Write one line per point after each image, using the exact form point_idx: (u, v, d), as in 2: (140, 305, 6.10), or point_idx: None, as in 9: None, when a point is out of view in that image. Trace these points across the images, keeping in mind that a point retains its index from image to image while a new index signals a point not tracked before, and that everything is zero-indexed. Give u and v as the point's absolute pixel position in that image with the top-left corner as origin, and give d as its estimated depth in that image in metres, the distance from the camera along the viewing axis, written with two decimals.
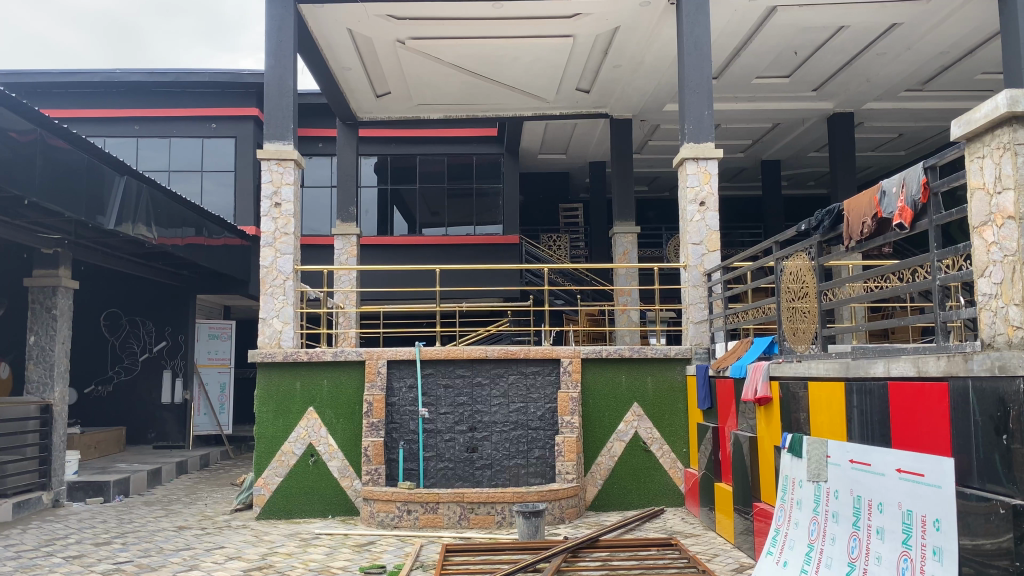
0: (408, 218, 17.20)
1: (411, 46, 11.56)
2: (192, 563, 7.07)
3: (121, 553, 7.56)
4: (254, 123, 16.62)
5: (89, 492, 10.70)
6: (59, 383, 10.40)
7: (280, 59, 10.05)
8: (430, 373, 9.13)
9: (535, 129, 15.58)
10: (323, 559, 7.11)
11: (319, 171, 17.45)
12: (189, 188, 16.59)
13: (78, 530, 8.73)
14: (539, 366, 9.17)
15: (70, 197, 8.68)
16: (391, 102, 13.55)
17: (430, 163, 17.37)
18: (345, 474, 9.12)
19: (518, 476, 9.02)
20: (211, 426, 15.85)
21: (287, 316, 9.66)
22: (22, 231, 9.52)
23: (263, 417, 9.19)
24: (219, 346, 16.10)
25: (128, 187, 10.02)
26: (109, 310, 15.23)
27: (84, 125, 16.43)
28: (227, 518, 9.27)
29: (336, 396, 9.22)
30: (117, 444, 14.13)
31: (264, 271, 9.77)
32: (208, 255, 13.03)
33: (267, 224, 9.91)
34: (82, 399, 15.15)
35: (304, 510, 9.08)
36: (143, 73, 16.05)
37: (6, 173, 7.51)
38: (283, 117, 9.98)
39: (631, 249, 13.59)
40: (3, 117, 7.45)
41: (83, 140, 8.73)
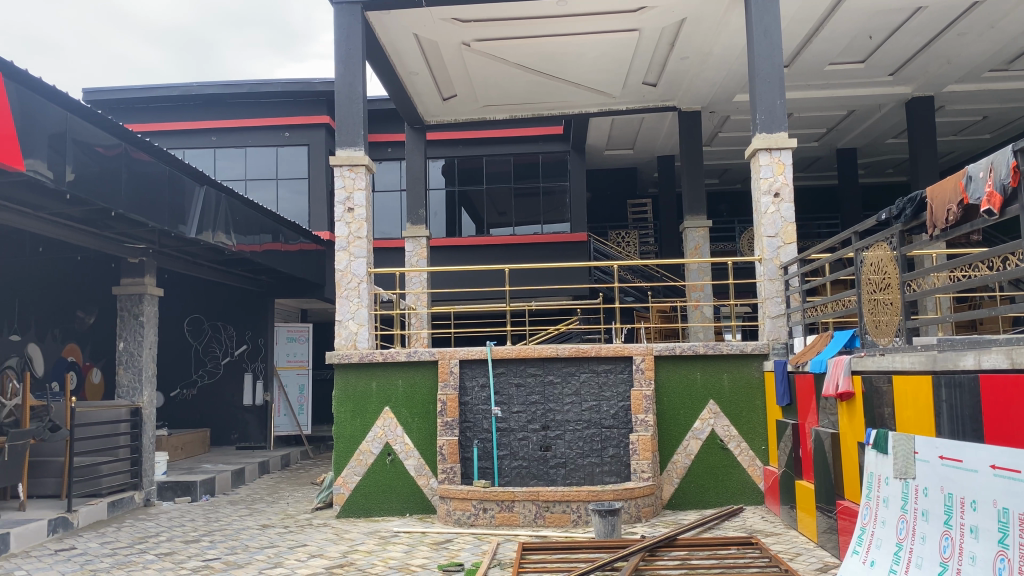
0: (476, 218, 17.34)
1: (476, 48, 11.63)
2: (276, 560, 7.26)
3: (208, 551, 7.81)
4: (326, 131, 16.97)
5: (178, 492, 11.12)
6: (147, 387, 10.81)
7: (348, 67, 10.25)
8: (501, 372, 9.18)
9: (602, 125, 15.51)
10: (403, 556, 7.21)
11: (389, 176, 17.74)
12: (264, 196, 17.05)
13: (168, 529, 9.06)
14: (611, 364, 9.11)
15: (153, 208, 9.02)
16: (457, 105, 13.65)
17: (497, 163, 17.47)
18: (421, 472, 9.23)
19: (592, 475, 8.97)
20: (291, 426, 16.18)
21: (362, 318, 9.85)
22: (110, 242, 9.95)
23: (341, 418, 9.39)
24: (297, 349, 16.47)
25: (207, 197, 10.35)
26: (192, 316, 15.79)
27: (165, 138, 17.05)
28: (308, 517, 9.48)
29: (410, 396, 9.36)
30: (202, 445, 14.63)
31: (339, 275, 9.99)
32: (284, 260, 13.37)
33: (341, 228, 10.13)
34: (169, 402, 15.74)
35: (382, 509, 9.23)
36: (218, 85, 16.58)
37: (93, 188, 7.85)
38: (353, 124, 10.18)
39: (703, 243, 13.37)
40: (89, 134, 7.77)
41: (163, 152, 9.05)
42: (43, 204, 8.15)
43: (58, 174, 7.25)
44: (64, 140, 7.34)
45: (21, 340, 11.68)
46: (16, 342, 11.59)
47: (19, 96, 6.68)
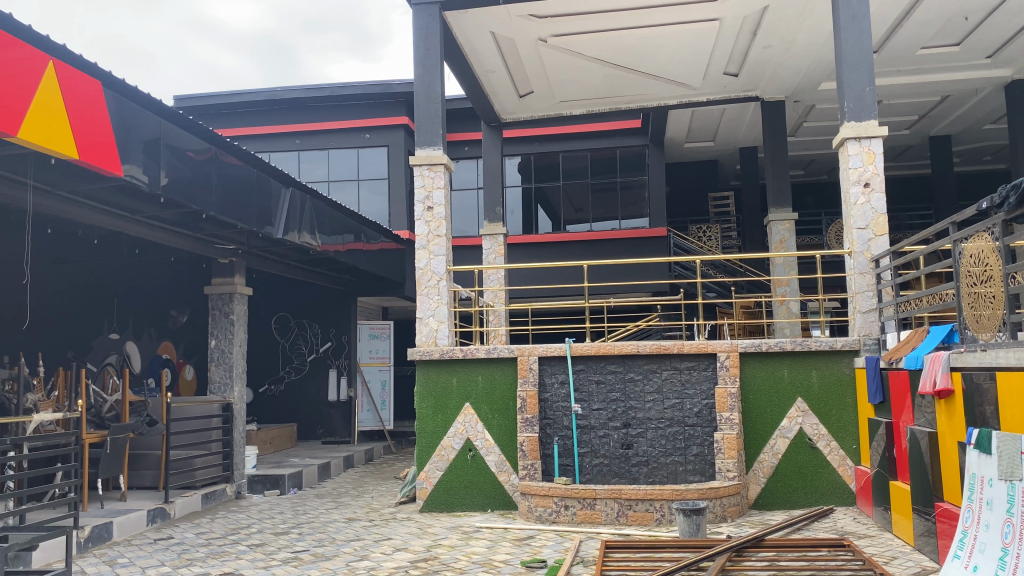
0: (553, 215, 17.32)
1: (553, 44, 11.60)
2: (363, 553, 7.40)
3: (298, 542, 8.03)
4: (404, 132, 17.20)
5: (267, 485, 11.45)
6: (237, 383, 11.13)
7: (427, 67, 10.37)
8: (581, 369, 9.14)
9: (681, 117, 15.26)
10: (486, 552, 7.26)
11: (466, 174, 17.88)
12: (346, 197, 17.40)
13: (259, 521, 9.34)
14: (694, 362, 8.95)
15: (243, 209, 9.34)
16: (534, 102, 13.64)
17: (575, 159, 17.40)
18: (502, 468, 9.26)
19: (675, 474, 8.83)
20: (375, 421, 16.17)
21: (441, 315, 9.95)
22: (202, 243, 10.35)
23: (423, 413, 9.51)
24: (379, 346, 16.58)
25: (293, 198, 10.64)
26: (279, 314, 16.32)
27: (252, 142, 17.59)
28: (393, 510, 9.64)
29: (491, 392, 9.40)
30: (290, 440, 15.05)
31: (419, 272, 10.12)
32: (366, 258, 13.62)
33: (420, 228, 10.27)
34: (258, 397, 16.26)
35: (464, 504, 9.28)
36: (301, 89, 17.02)
37: (186, 192, 8.17)
38: (431, 124, 10.30)
39: (789, 236, 13.05)
40: (183, 139, 8.07)
41: (251, 155, 9.34)
42: (140, 208, 8.54)
43: (153, 178, 7.56)
44: (159, 146, 7.64)
45: (120, 339, 12.19)
46: (116, 340, 12.12)
47: (117, 104, 7.00)
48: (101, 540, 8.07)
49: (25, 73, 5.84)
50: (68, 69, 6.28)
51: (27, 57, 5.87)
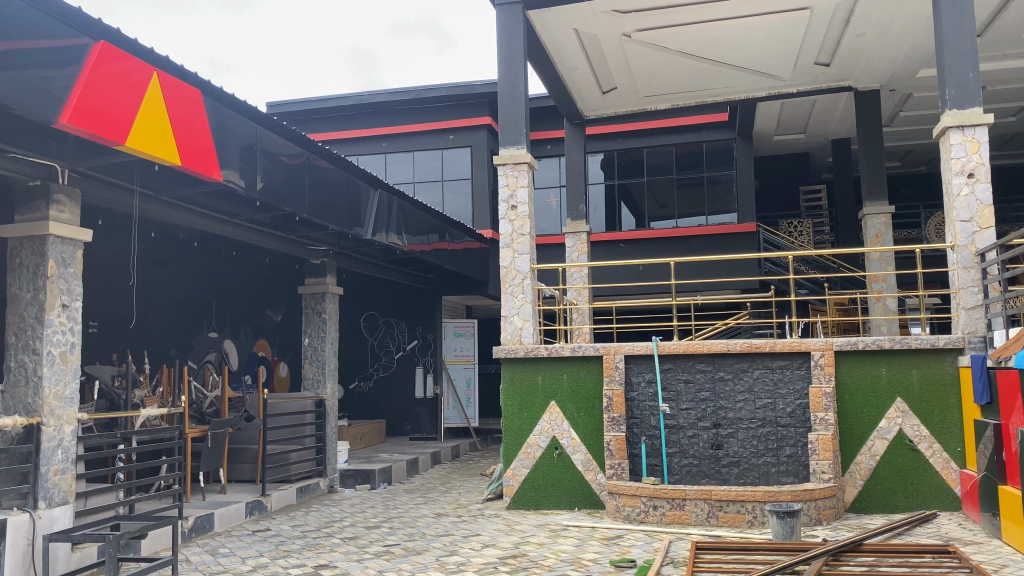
0: (637, 212, 17.16)
1: (637, 39, 11.48)
2: (452, 548, 7.50)
3: (389, 536, 8.20)
4: (488, 131, 17.31)
5: (358, 479, 11.74)
6: (329, 379, 11.42)
7: (511, 67, 10.43)
8: (669, 368, 9.02)
9: (770, 109, 14.90)
10: (574, 550, 7.24)
11: (549, 172, 17.88)
12: (431, 197, 17.64)
13: (351, 514, 9.58)
14: (786, 361, 8.73)
15: (334, 210, 9.60)
16: (618, 98, 13.54)
17: (659, 155, 17.19)
18: (589, 467, 9.24)
19: (767, 475, 8.63)
20: (460, 419, 16.44)
21: (526, 313, 9.98)
22: (296, 244, 10.69)
23: (508, 411, 9.57)
24: (464, 344, 16.64)
25: (381, 200, 10.86)
26: (367, 313, 16.74)
27: (340, 146, 18.05)
28: (480, 507, 9.74)
29: (576, 391, 9.39)
30: (379, 436, 15.36)
31: (504, 271, 10.19)
32: (451, 258, 13.79)
33: (505, 227, 10.34)
34: (348, 394, 16.69)
35: (551, 502, 9.30)
36: (387, 93, 17.37)
37: (280, 195, 8.44)
38: (516, 122, 10.35)
39: (885, 231, 12.66)
40: (277, 144, 8.34)
41: (341, 159, 9.57)
42: (238, 212, 8.87)
43: (250, 182, 7.85)
44: (255, 151, 7.92)
45: (218, 337, 12.70)
46: (215, 338, 12.62)
47: (216, 111, 7.28)
48: (203, 530, 8.41)
49: (134, 84, 6.14)
50: (171, 79, 6.57)
51: (136, 68, 6.16)
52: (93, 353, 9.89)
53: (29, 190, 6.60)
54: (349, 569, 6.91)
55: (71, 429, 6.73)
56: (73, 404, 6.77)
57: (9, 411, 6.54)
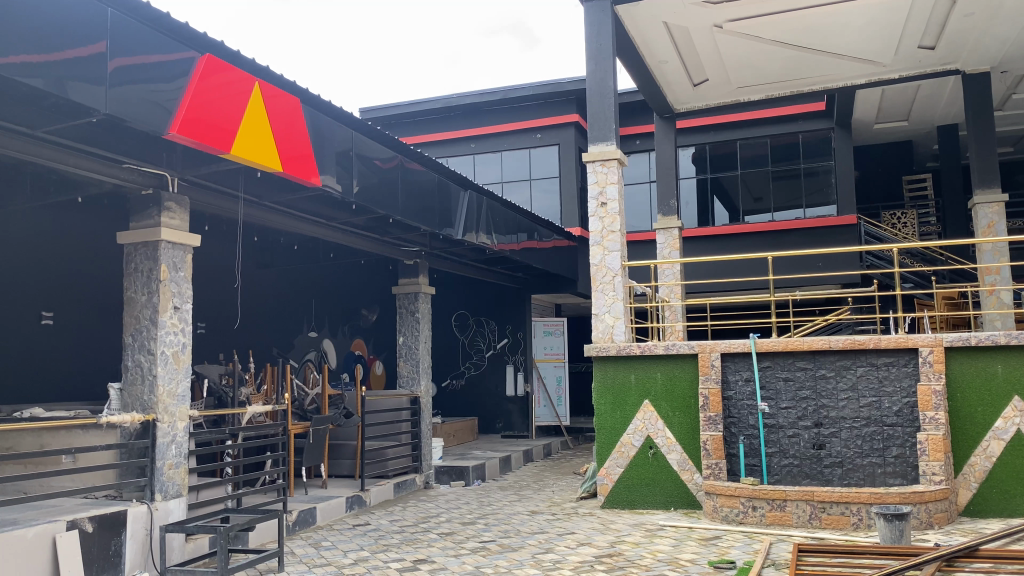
0: (730, 206, 16.81)
1: (729, 30, 11.23)
2: (547, 546, 7.51)
3: (484, 533, 8.28)
4: (575, 128, 17.25)
5: (453, 476, 11.91)
6: (423, 377, 11.60)
7: (600, 63, 10.39)
8: (767, 366, 8.81)
9: (870, 97, 14.34)
10: (671, 550, 7.15)
11: (639, 168, 17.72)
12: (520, 196, 17.70)
13: (447, 510, 9.73)
14: (892, 358, 8.39)
15: (427, 212, 9.78)
16: (709, 90, 13.28)
17: (752, 147, 16.79)
18: (685, 467, 9.10)
19: (873, 476, 8.32)
20: (551, 417, 16.37)
21: (617, 311, 9.91)
22: (389, 245, 10.92)
23: (602, 409, 9.53)
24: (554, 342, 16.62)
25: (471, 200, 10.98)
26: (459, 312, 16.97)
27: (430, 148, 18.35)
28: (574, 505, 9.73)
29: (670, 390, 9.27)
30: (471, 433, 15.54)
31: (594, 269, 10.14)
32: (540, 256, 13.81)
33: (595, 224, 10.30)
34: (441, 392, 16.95)
35: (645, 502, 9.21)
36: (475, 95, 17.55)
37: (375, 198, 8.64)
38: (605, 119, 10.29)
39: (997, 220, 11.99)
40: (371, 148, 8.53)
41: (432, 160, 9.72)
42: (335, 215, 9.12)
43: (346, 187, 8.07)
44: (351, 156, 8.13)
45: (318, 336, 13.10)
46: (314, 338, 13.02)
47: (314, 119, 7.50)
48: (307, 524, 8.69)
49: (237, 95, 6.39)
50: (271, 88, 6.80)
51: (239, 79, 6.41)
52: (202, 352, 10.35)
53: (142, 199, 6.97)
54: (447, 564, 7.00)
55: (184, 425, 7.06)
56: (185, 402, 7.09)
57: (127, 408, 6.89)
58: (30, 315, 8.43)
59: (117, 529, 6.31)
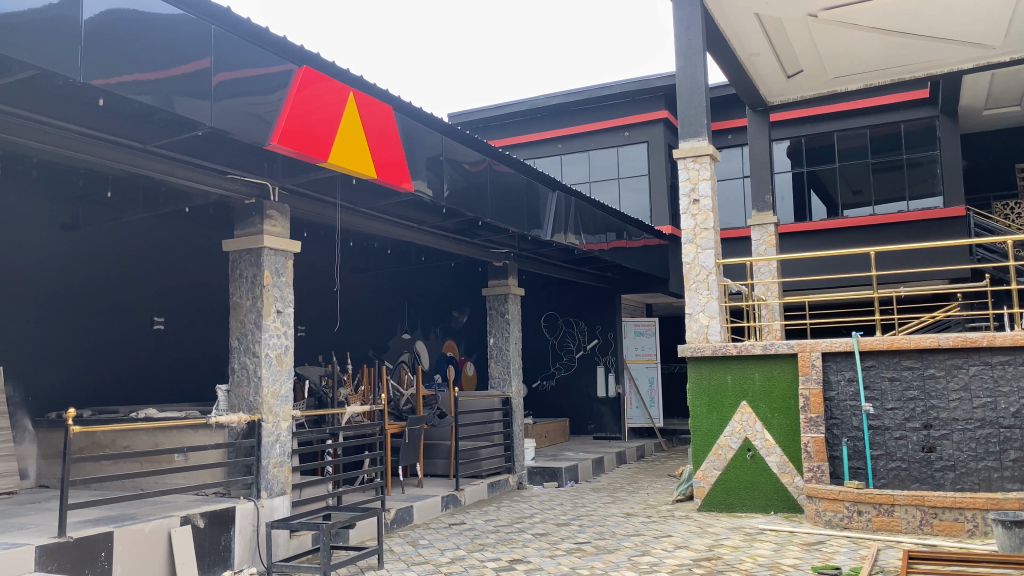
0: (827, 201, 16.30)
1: (824, 18, 10.88)
2: (644, 548, 7.44)
3: (580, 534, 8.27)
4: (664, 125, 17.02)
5: (546, 476, 11.92)
6: (515, 378, 11.64)
7: (689, 58, 10.24)
8: (871, 366, 8.47)
9: (977, 82, 13.64)
10: (772, 555, 6.97)
11: (731, 163, 17.36)
12: (609, 195, 17.59)
13: (541, 511, 9.74)
14: (1009, 356, 7.94)
15: (516, 214, 9.84)
16: (804, 81, 12.89)
17: (850, 139, 16.22)
18: (785, 470, 8.87)
19: (989, 481, 7.91)
20: (644, 419, 16.37)
21: (712, 310, 9.72)
22: (479, 247, 11.02)
23: (697, 411, 9.38)
24: (645, 343, 16.71)
25: (560, 201, 10.98)
26: (548, 312, 17.00)
27: (519, 150, 18.47)
28: (670, 508, 9.59)
29: (769, 390, 9.03)
30: (563, 434, 15.51)
31: (687, 267, 9.98)
32: (630, 255, 13.68)
33: (687, 221, 10.13)
34: (532, 392, 17.01)
35: (744, 505, 9.02)
36: (562, 95, 17.56)
37: (465, 202, 8.73)
38: (696, 114, 10.14)
39: None
40: (460, 152, 8.63)
41: (521, 163, 9.76)
42: (426, 218, 9.27)
43: (437, 191, 8.19)
44: (441, 161, 8.25)
45: (411, 338, 13.34)
46: (407, 339, 13.27)
47: (405, 124, 7.63)
48: (404, 522, 8.86)
49: (333, 104, 6.57)
50: (365, 96, 6.96)
51: (334, 89, 6.58)
52: (303, 354, 10.70)
53: (246, 208, 7.26)
54: (543, 565, 7.02)
55: (287, 425, 7.30)
56: (287, 402, 7.33)
57: (234, 408, 7.18)
58: (143, 320, 8.88)
59: (226, 524, 6.59)
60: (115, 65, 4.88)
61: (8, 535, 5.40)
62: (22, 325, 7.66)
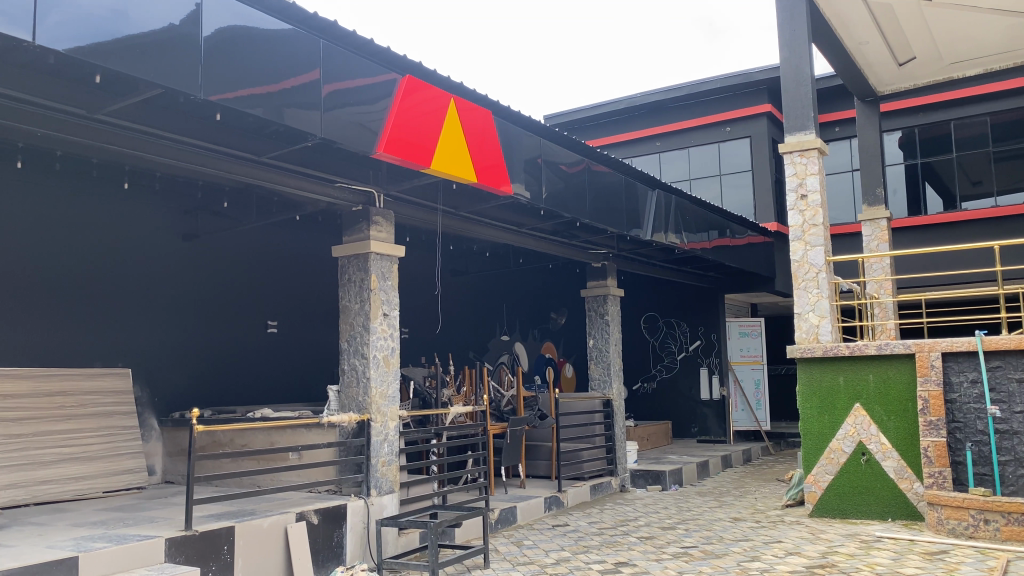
0: (944, 193, 15.52)
1: (938, 2, 10.36)
2: (753, 554, 7.26)
3: (686, 538, 8.14)
4: (767, 119, 16.56)
5: (649, 480, 11.80)
6: (616, 380, 11.55)
7: (794, 50, 9.97)
8: (997, 367, 7.98)
9: None
10: (891, 564, 6.69)
11: (839, 157, 16.76)
12: (710, 192, 17.27)
13: (645, 514, 9.65)
14: None
15: (615, 214, 9.80)
16: (917, 69, 12.30)
17: (969, 127, 15.38)
18: (903, 475, 8.48)
19: None
20: (750, 421, 15.96)
21: (823, 309, 9.40)
22: (579, 248, 11.01)
23: (807, 413, 9.10)
24: (750, 344, 16.29)
25: (659, 200, 10.85)
26: (649, 313, 16.80)
27: (617, 149, 18.36)
28: (779, 513, 9.33)
29: (884, 392, 8.67)
30: (666, 437, 15.31)
31: (796, 265, 9.69)
32: (733, 254, 13.38)
33: (794, 217, 9.82)
34: (633, 395, 16.84)
35: (860, 512, 8.69)
36: (660, 92, 17.35)
37: (563, 203, 8.75)
38: (802, 107, 9.85)
39: None
40: (557, 153, 8.64)
41: (619, 162, 9.70)
42: (527, 219, 9.33)
43: (535, 193, 8.23)
44: (539, 163, 8.29)
45: (510, 339, 13.45)
46: (507, 341, 13.39)
47: (503, 127, 7.70)
48: (508, 522, 8.93)
49: (435, 112, 6.70)
50: (465, 102, 7.06)
51: (435, 96, 6.70)
52: (406, 356, 10.94)
53: (353, 215, 7.48)
54: (648, 569, 6.95)
55: (394, 425, 7.47)
56: (394, 403, 7.51)
57: (344, 408, 7.41)
58: (258, 323, 9.27)
59: (339, 521, 6.81)
60: (232, 80, 5.13)
61: (139, 528, 5.74)
62: (147, 331, 8.13)
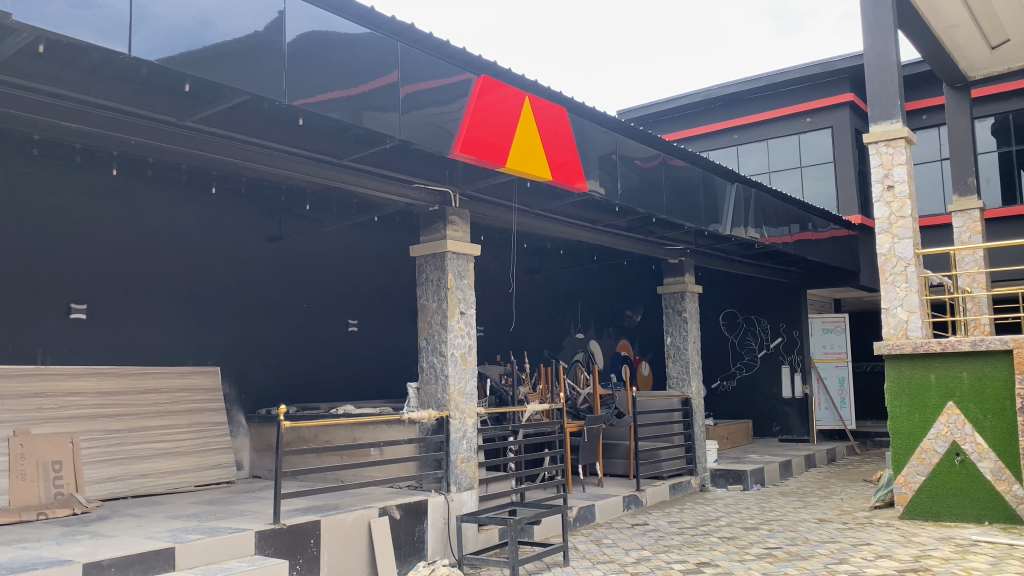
0: None
1: None
2: (841, 556, 7.06)
3: (770, 539, 7.97)
4: (850, 108, 16.06)
5: (730, 479, 11.60)
6: (694, 378, 11.39)
7: (879, 37, 9.69)
8: None
9: None
10: (990, 569, 6.41)
11: (927, 145, 16.13)
12: (790, 185, 16.85)
13: (727, 514, 9.48)
14: None
15: (692, 209, 9.65)
16: (1011, 52, 11.71)
17: None
18: (1000, 477, 8.14)
19: None
20: (834, 420, 15.54)
21: (912, 304, 9.06)
22: (654, 244, 10.90)
23: (897, 412, 8.78)
24: (834, 341, 15.84)
25: (738, 194, 10.64)
26: (727, 310, 16.50)
27: (693, 143, 18.09)
28: (868, 515, 9.04)
29: (979, 390, 8.31)
30: (746, 436, 15.02)
31: (882, 259, 9.35)
32: (816, 248, 13.03)
33: (880, 209, 9.49)
34: (711, 393, 16.57)
35: (953, 514, 8.36)
36: (737, 84, 17.01)
37: (639, 198, 8.66)
38: (887, 95, 9.53)
39: None
40: (632, 148, 8.56)
41: (696, 156, 9.55)
42: (603, 216, 9.28)
43: (610, 189, 8.18)
44: (614, 159, 8.23)
45: (585, 337, 13.41)
46: (582, 338, 13.35)
47: (577, 123, 7.67)
48: (587, 520, 8.91)
49: (509, 110, 6.72)
50: (539, 100, 7.06)
51: (509, 94, 6.73)
52: (483, 354, 11.02)
53: (430, 215, 7.57)
54: (732, 569, 6.83)
55: (472, 422, 7.53)
56: (472, 400, 7.56)
57: (424, 406, 7.51)
58: (339, 322, 9.47)
59: (420, 516, 6.91)
60: (313, 84, 5.24)
61: (230, 520, 5.94)
62: (235, 330, 8.40)
